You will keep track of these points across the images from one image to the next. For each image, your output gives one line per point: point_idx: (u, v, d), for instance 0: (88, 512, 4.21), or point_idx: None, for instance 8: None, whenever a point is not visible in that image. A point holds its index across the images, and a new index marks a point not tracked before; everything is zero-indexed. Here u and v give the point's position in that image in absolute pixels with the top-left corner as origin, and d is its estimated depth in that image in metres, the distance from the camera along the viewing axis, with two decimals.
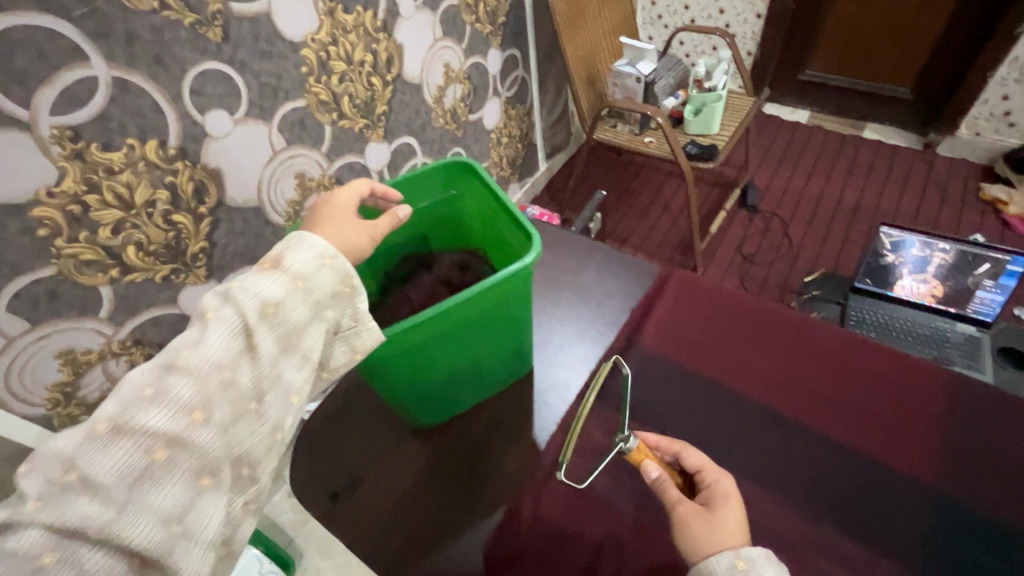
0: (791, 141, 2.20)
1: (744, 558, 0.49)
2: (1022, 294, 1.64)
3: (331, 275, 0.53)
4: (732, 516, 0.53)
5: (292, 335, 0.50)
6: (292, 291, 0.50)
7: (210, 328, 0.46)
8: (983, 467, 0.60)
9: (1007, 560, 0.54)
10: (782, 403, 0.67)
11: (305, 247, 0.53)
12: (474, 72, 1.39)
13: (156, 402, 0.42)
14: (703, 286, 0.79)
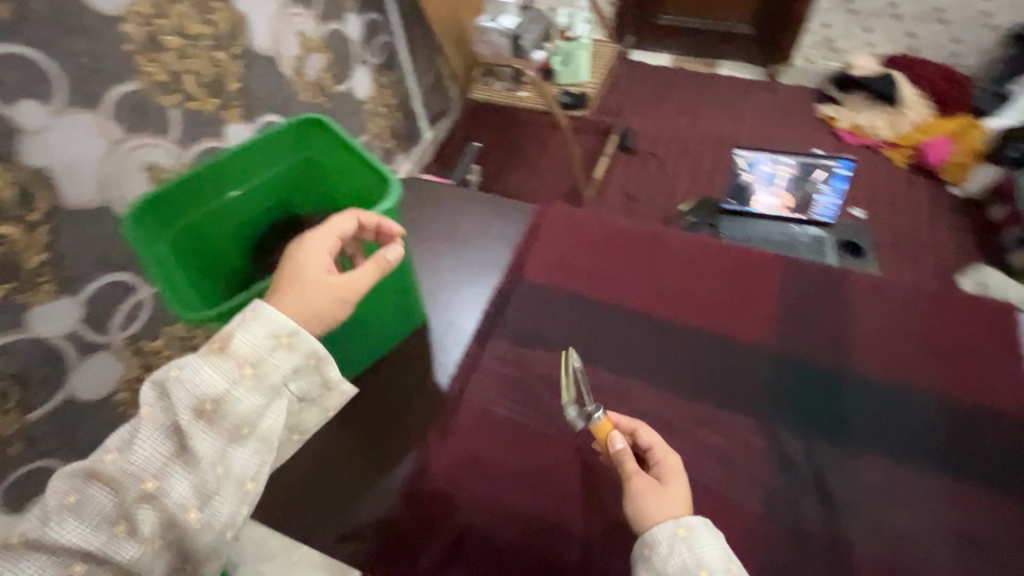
0: (659, 83, 2.34)
1: (684, 526, 0.50)
2: (856, 194, 1.91)
3: (282, 358, 0.51)
4: (681, 493, 0.53)
5: (239, 426, 0.49)
6: (236, 382, 0.49)
7: (142, 428, 0.46)
8: (810, 325, 0.71)
9: (832, 394, 0.66)
10: (651, 305, 0.74)
11: (256, 324, 0.51)
12: (334, 39, 1.32)
13: (77, 513, 0.44)
14: (574, 216, 0.85)
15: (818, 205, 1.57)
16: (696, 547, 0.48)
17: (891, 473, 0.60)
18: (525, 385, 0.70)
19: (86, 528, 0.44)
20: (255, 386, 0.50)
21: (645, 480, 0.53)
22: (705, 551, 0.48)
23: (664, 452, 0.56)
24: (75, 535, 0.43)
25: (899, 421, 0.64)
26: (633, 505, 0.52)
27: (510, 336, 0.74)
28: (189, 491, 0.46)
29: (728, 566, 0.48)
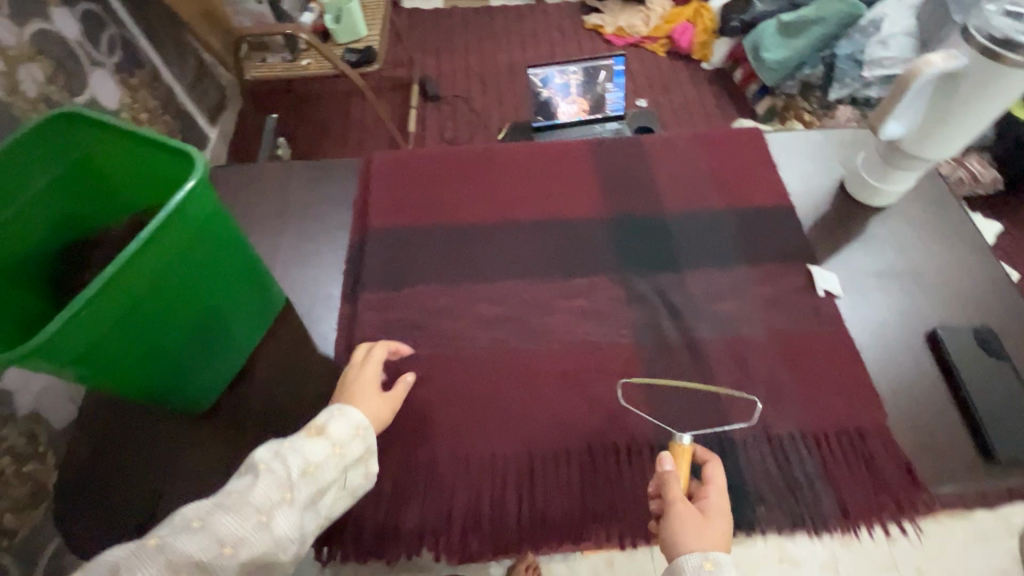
0: (439, 27, 2.36)
1: (711, 560, 0.50)
2: (634, 88, 2.19)
3: (358, 447, 0.56)
4: (722, 535, 0.52)
5: (320, 494, 0.53)
6: (330, 456, 0.54)
7: (261, 476, 0.50)
8: (627, 187, 0.83)
9: (658, 233, 0.78)
10: (496, 214, 0.81)
11: (344, 419, 0.57)
12: (47, 42, 1.09)
13: (201, 532, 0.45)
14: (400, 157, 0.86)
15: (609, 102, 1.78)
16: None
17: (713, 276, 0.75)
18: (407, 321, 0.72)
19: (204, 547, 0.44)
20: (340, 464, 0.55)
21: (692, 515, 0.52)
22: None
23: (717, 493, 0.55)
24: (195, 550, 0.44)
25: (708, 235, 0.78)
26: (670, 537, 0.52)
27: (377, 283, 0.74)
28: (286, 533, 0.49)
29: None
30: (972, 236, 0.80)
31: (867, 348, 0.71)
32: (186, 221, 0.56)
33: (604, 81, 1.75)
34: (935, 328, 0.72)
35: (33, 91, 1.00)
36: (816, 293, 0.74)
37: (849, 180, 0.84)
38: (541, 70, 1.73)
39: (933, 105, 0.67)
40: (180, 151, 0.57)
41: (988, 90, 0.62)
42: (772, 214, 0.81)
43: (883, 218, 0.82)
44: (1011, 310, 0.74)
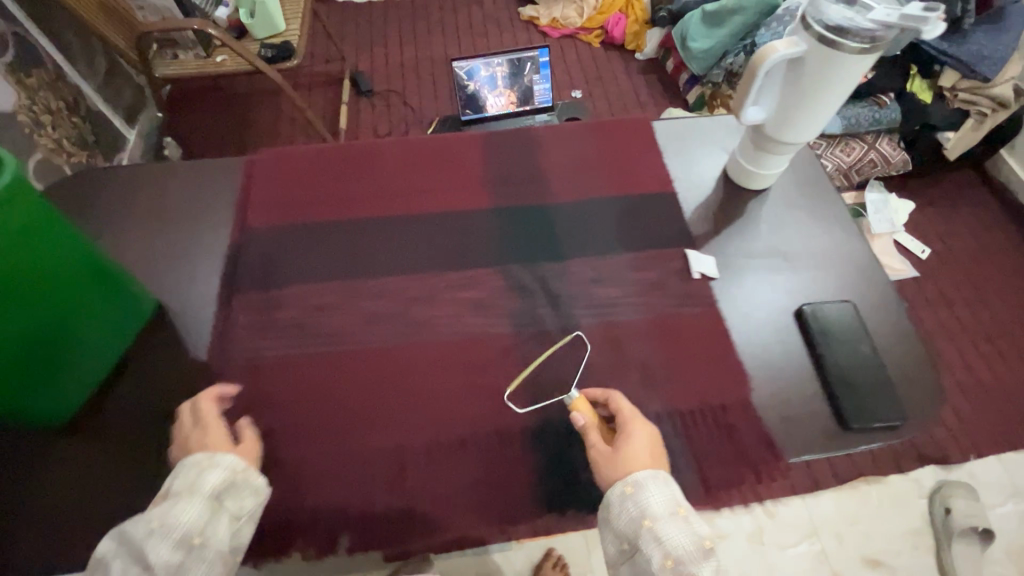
0: (373, 22, 2.33)
1: (631, 484, 0.55)
2: (570, 80, 2.20)
3: (211, 479, 0.54)
4: (641, 454, 0.57)
5: (194, 536, 0.51)
6: (180, 501, 0.52)
7: (107, 565, 0.48)
8: (514, 180, 0.85)
9: (542, 224, 0.80)
10: (381, 209, 0.80)
11: (182, 472, 0.54)
12: None
13: None
14: (283, 154, 0.84)
15: (537, 94, 1.80)
16: (642, 502, 0.54)
17: (595, 263, 0.76)
18: (284, 321, 0.70)
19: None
20: (197, 500, 0.52)
21: (606, 452, 0.58)
22: (653, 501, 0.54)
23: (630, 413, 0.61)
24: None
25: (592, 224, 0.80)
26: (600, 475, 0.58)
27: (254, 284, 0.73)
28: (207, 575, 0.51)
29: (675, 514, 0.54)
30: (845, 216, 0.84)
31: (738, 326, 0.74)
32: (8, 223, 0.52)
33: (530, 73, 1.76)
34: (803, 305, 0.75)
35: None
36: (691, 276, 0.76)
37: (731, 166, 0.86)
38: (466, 63, 1.70)
39: (783, 88, 0.70)
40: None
41: (825, 75, 0.65)
42: (654, 201, 0.83)
43: (762, 201, 0.85)
44: (875, 287, 0.78)
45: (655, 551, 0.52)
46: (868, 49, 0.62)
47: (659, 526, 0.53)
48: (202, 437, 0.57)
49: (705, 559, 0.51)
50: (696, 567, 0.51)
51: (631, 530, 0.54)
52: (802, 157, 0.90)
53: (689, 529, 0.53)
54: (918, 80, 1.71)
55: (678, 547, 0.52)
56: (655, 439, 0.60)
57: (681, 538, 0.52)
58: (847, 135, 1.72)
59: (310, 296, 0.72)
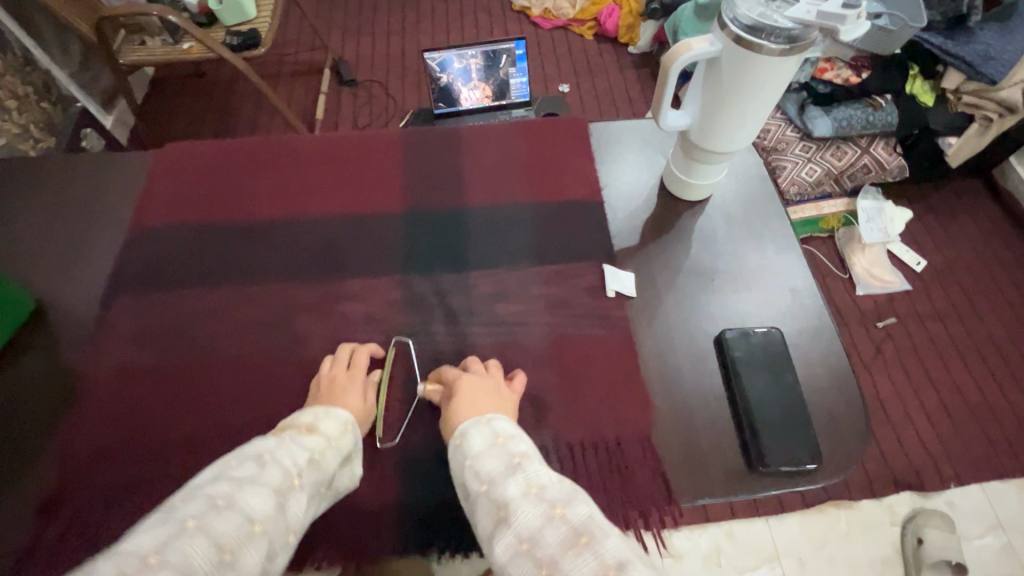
0: (361, 9, 2.23)
1: (459, 435, 0.53)
2: (566, 72, 2.06)
3: (347, 441, 0.56)
4: (462, 406, 0.55)
5: (322, 484, 0.52)
6: (326, 447, 0.54)
7: (270, 464, 0.48)
8: (427, 182, 0.80)
9: (451, 233, 0.75)
10: (282, 210, 0.78)
11: (330, 418, 0.57)
12: None
13: (229, 511, 0.42)
14: (189, 151, 0.84)
15: (513, 88, 1.58)
16: (466, 446, 0.51)
17: (500, 277, 0.72)
18: (162, 329, 0.69)
19: (234, 526, 0.42)
20: (333, 456, 0.54)
21: (444, 413, 0.57)
22: (469, 442, 0.51)
23: (457, 374, 0.60)
24: (226, 529, 0.41)
25: (505, 233, 0.75)
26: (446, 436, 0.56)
27: (140, 286, 0.72)
28: (299, 519, 0.47)
29: (491, 443, 0.51)
30: (784, 233, 0.77)
31: (648, 350, 0.68)
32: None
33: (506, 66, 1.53)
34: (724, 330, 0.69)
35: None
36: (605, 294, 0.70)
37: (667, 175, 0.80)
38: (438, 54, 1.48)
39: (704, 94, 0.64)
40: None
41: (743, 81, 0.59)
42: (579, 210, 0.77)
43: (696, 213, 0.79)
44: (806, 313, 0.72)
45: (474, 484, 0.48)
46: (787, 49, 0.55)
47: (476, 461, 0.50)
48: (347, 379, 0.62)
49: (514, 472, 0.47)
50: (505, 484, 0.46)
51: (459, 474, 0.50)
52: (746, 168, 0.83)
53: (505, 452, 0.49)
54: (918, 80, 1.48)
55: (489, 473, 0.48)
56: (488, 386, 0.58)
57: (497, 466, 0.48)
58: (838, 139, 1.49)
59: (195, 297, 0.72)
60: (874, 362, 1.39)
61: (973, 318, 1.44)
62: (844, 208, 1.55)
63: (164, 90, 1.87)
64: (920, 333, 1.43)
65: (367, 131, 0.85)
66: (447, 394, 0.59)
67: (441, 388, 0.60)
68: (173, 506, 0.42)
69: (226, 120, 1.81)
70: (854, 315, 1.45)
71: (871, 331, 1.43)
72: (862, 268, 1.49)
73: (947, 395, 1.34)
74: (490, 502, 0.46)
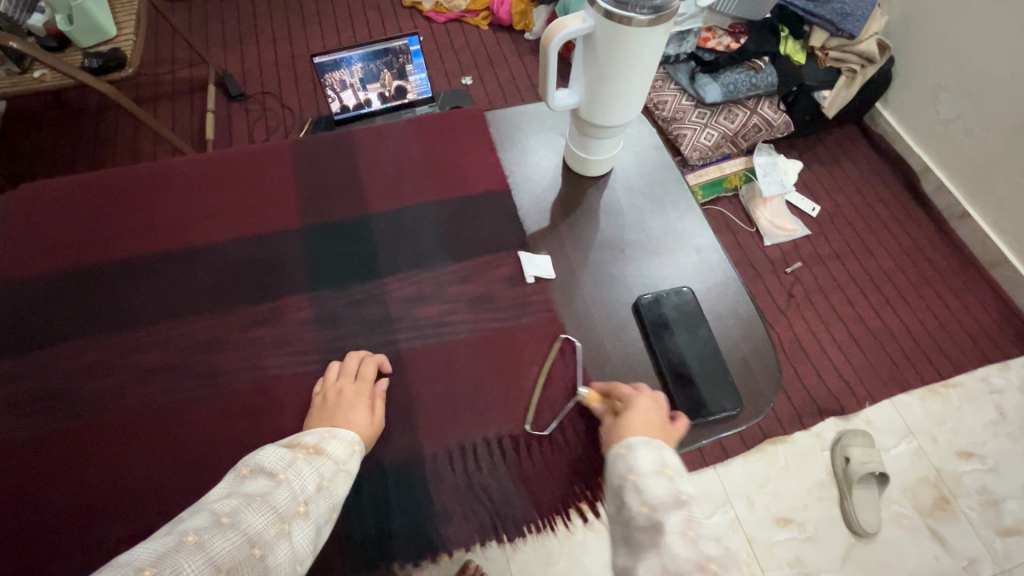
0: (240, 18, 2.08)
1: (626, 445, 0.52)
2: (466, 65, 2.04)
3: (356, 463, 0.55)
4: (637, 424, 0.55)
5: (333, 509, 0.51)
6: (337, 471, 0.52)
7: (281, 484, 0.48)
8: (324, 193, 0.76)
9: (359, 243, 0.72)
10: (167, 243, 0.72)
11: (336, 439, 0.55)
12: None
13: (232, 529, 0.43)
14: (48, 190, 0.75)
15: (414, 85, 1.51)
16: (632, 459, 0.50)
17: (416, 278, 0.70)
18: (37, 393, 0.62)
19: (235, 546, 0.42)
20: (343, 481, 0.52)
21: (613, 422, 0.57)
22: (637, 457, 0.50)
23: (632, 392, 0.59)
24: (227, 549, 0.41)
25: (416, 234, 0.73)
26: (608, 443, 0.56)
27: (4, 351, 0.64)
28: (302, 547, 0.46)
29: (658, 470, 0.49)
30: (684, 198, 0.81)
31: (572, 327, 0.69)
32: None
33: (402, 64, 1.46)
34: (640, 297, 0.71)
35: None
36: (525, 281, 0.70)
37: (567, 154, 0.81)
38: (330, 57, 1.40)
39: (586, 69, 0.64)
40: None
41: (624, 53, 0.60)
42: (485, 201, 0.76)
43: (600, 188, 0.81)
44: (712, 270, 0.75)
45: (633, 501, 0.47)
46: (652, 20, 0.57)
47: (641, 480, 0.48)
48: (355, 392, 0.59)
49: (679, 509, 0.45)
50: (668, 515, 0.45)
51: (619, 486, 0.50)
52: (641, 140, 0.86)
53: (671, 484, 0.48)
54: (789, 41, 1.58)
55: (654, 498, 0.47)
56: (658, 411, 0.57)
57: (662, 493, 0.47)
58: (728, 102, 1.57)
59: (79, 349, 0.64)
60: (788, 305, 1.50)
61: (864, 252, 1.58)
62: (744, 167, 1.63)
63: (21, 128, 1.67)
64: (824, 273, 1.55)
65: (254, 145, 0.80)
66: (617, 410, 0.58)
67: (609, 402, 0.60)
68: (179, 522, 0.43)
69: (101, 154, 1.64)
70: (766, 265, 1.56)
71: (782, 277, 1.54)
72: (766, 220, 1.59)
73: (852, 325, 1.47)
74: (648, 527, 0.45)
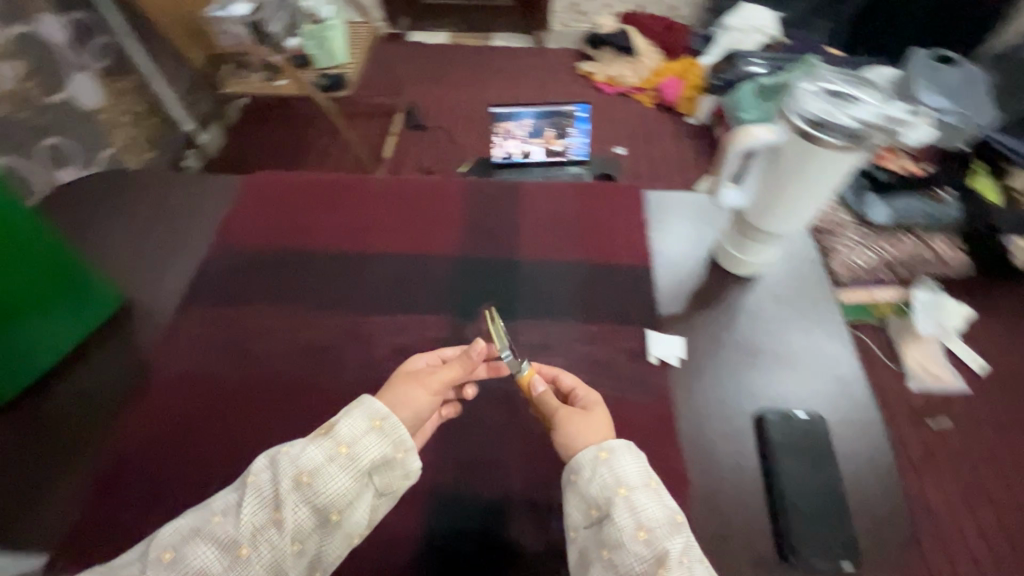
0: (438, 61, 2.40)
1: (606, 448, 0.54)
2: (622, 135, 2.13)
3: (373, 440, 0.53)
4: (599, 422, 0.58)
5: (326, 504, 0.50)
6: (334, 458, 0.51)
7: (245, 499, 0.49)
8: (485, 231, 0.85)
9: (504, 282, 0.79)
10: (349, 243, 0.84)
11: (350, 418, 0.54)
12: (26, 43, 1.28)
13: (174, 567, 0.46)
14: (275, 179, 0.92)
15: (572, 146, 1.58)
16: (615, 468, 0.52)
17: (545, 328, 0.74)
18: (221, 340, 0.74)
19: None
20: (346, 465, 0.51)
21: (564, 411, 0.59)
22: (624, 470, 0.52)
23: (586, 393, 0.62)
24: None
25: (554, 287, 0.78)
26: (561, 430, 0.57)
27: (210, 297, 0.78)
28: (276, 558, 0.48)
29: (645, 486, 0.52)
30: (834, 320, 0.77)
31: (686, 420, 0.68)
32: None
33: None
34: (765, 411, 0.68)
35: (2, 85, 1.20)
36: (647, 360, 0.71)
37: (718, 251, 0.82)
38: None
39: (767, 177, 0.66)
40: None
41: (812, 170, 0.61)
42: (626, 274, 0.79)
43: (745, 290, 0.79)
44: (852, 405, 0.70)
45: (626, 521, 0.49)
46: (846, 147, 0.57)
47: (631, 495, 0.50)
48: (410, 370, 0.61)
49: (676, 534, 0.49)
50: (669, 548, 0.47)
51: (603, 499, 0.51)
52: (798, 251, 0.84)
53: (664, 504, 0.51)
54: (982, 176, 1.49)
55: (650, 520, 0.49)
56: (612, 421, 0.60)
57: (656, 514, 0.49)
58: (898, 228, 1.47)
59: (260, 312, 0.76)
60: (926, 466, 1.30)
61: None
62: (897, 297, 1.38)
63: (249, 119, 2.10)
64: (979, 442, 1.33)
65: (436, 178, 0.92)
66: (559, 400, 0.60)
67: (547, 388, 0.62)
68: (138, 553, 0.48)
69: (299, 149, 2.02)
70: (904, 412, 1.38)
71: (923, 431, 1.35)
72: (914, 361, 1.33)
73: None
74: (645, 552, 0.47)
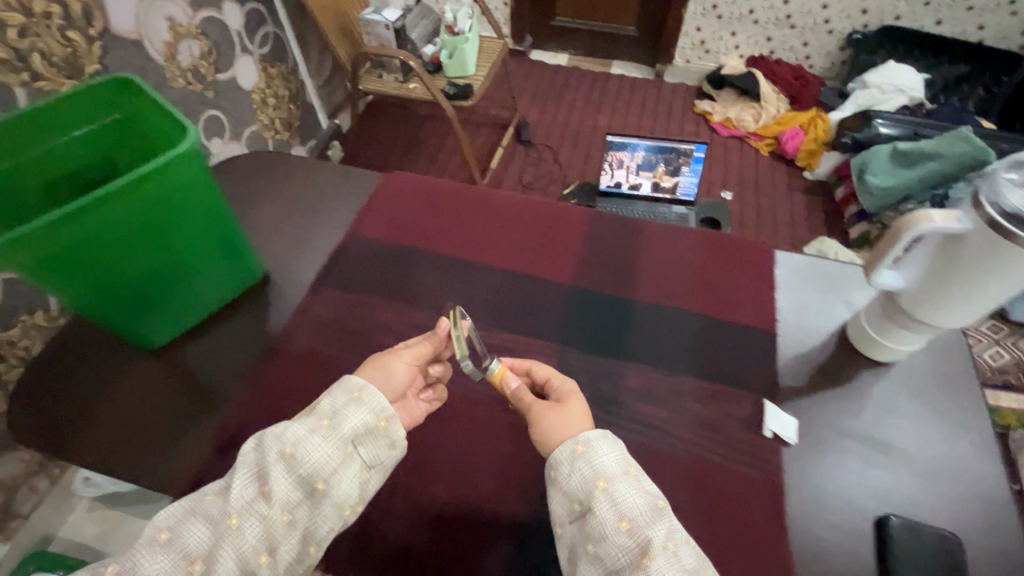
0: (555, 81, 2.44)
1: (582, 441, 0.55)
2: (733, 181, 2.06)
3: (354, 412, 0.56)
4: (574, 415, 0.59)
5: (319, 474, 0.53)
6: (317, 429, 0.54)
7: (233, 480, 0.51)
8: (604, 265, 0.84)
9: (617, 320, 0.78)
10: (471, 254, 0.86)
11: (334, 392, 0.57)
12: (210, 27, 1.43)
13: (169, 546, 0.49)
14: (409, 180, 0.97)
15: (682, 185, 1.56)
16: (592, 459, 0.54)
17: (654, 376, 0.72)
18: (342, 326, 0.78)
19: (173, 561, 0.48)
20: (328, 435, 0.54)
21: (538, 407, 0.59)
22: (602, 460, 0.54)
23: (560, 382, 0.63)
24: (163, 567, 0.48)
25: (668, 336, 0.76)
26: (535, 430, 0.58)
27: (338, 283, 0.83)
28: (273, 529, 0.50)
29: (625, 472, 0.54)
30: (979, 429, 0.69)
31: (796, 506, 0.63)
32: (145, 196, 0.62)
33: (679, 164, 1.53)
34: (889, 516, 0.62)
35: (184, 61, 1.35)
36: (760, 432, 0.68)
37: (851, 327, 0.76)
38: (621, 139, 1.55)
39: (937, 263, 0.61)
40: (183, 125, 0.66)
41: (999, 264, 0.57)
42: (746, 336, 0.76)
43: (878, 377, 0.73)
44: (994, 532, 0.62)
45: (608, 512, 0.52)
46: None
47: (612, 485, 0.53)
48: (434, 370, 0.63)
49: (659, 518, 0.51)
50: (652, 531, 0.50)
51: (583, 493, 0.53)
52: (944, 345, 0.76)
53: (640, 486, 0.53)
54: None
55: (630, 506, 0.52)
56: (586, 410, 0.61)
57: (635, 498, 0.52)
58: None
59: (380, 305, 0.80)
60: None
61: None
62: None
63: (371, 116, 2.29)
64: None
65: (561, 202, 0.93)
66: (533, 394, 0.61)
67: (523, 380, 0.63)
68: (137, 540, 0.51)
69: (410, 150, 2.18)
70: None
71: None
72: None
73: None
74: (629, 542, 0.50)
